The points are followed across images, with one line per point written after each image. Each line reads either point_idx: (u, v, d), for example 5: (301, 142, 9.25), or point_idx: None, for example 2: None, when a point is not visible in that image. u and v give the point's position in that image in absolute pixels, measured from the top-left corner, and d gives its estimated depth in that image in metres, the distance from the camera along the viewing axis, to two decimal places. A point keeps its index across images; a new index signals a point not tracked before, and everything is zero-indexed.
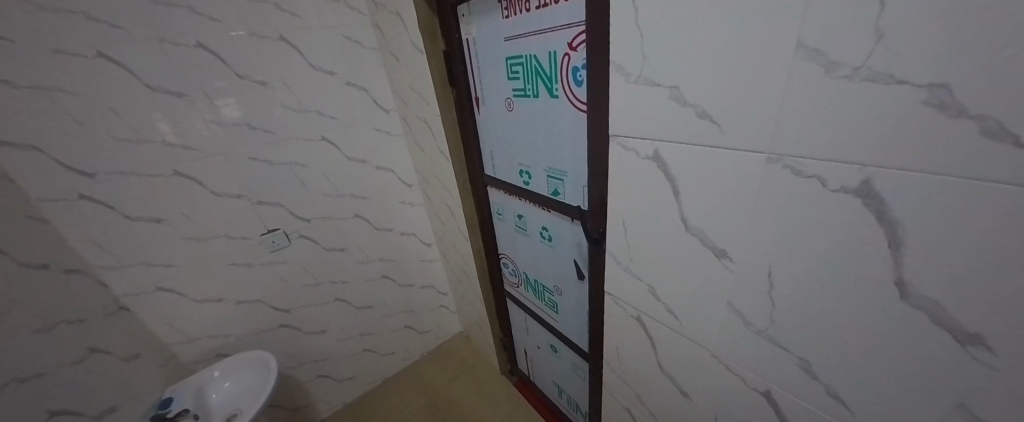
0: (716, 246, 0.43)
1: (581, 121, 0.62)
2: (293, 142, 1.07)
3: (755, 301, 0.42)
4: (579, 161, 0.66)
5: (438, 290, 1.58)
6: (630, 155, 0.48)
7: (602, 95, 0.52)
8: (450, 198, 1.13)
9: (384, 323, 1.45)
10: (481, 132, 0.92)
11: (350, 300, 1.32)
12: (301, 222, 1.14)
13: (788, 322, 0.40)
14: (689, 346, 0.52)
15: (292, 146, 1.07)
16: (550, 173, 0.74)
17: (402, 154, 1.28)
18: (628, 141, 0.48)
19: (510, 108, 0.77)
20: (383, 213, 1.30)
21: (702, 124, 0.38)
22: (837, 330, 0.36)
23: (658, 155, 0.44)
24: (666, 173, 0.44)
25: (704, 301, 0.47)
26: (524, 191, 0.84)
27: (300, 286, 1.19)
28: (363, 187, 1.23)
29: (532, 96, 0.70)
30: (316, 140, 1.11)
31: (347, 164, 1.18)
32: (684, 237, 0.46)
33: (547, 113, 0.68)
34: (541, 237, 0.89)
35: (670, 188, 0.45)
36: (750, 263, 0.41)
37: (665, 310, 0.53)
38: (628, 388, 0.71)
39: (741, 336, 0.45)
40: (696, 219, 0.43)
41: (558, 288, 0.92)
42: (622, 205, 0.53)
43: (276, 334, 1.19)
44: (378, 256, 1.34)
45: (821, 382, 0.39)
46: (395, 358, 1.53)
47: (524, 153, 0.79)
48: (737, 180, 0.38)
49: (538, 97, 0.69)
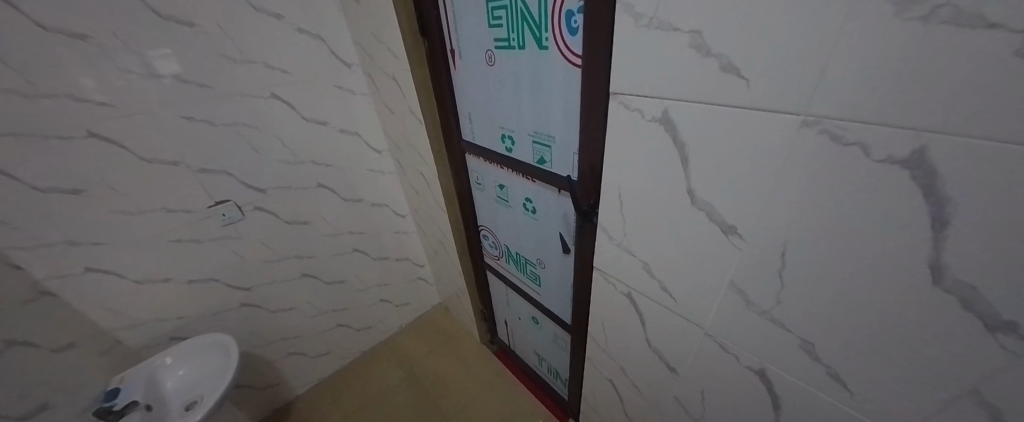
0: (723, 221, 0.38)
1: (574, 78, 0.54)
2: (237, 100, 0.91)
3: (761, 281, 0.38)
4: (570, 125, 0.58)
5: (415, 262, 1.51)
6: (633, 116, 0.41)
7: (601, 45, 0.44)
8: (425, 165, 1.04)
9: (359, 298, 1.38)
10: (458, 92, 0.81)
11: (320, 276, 1.23)
12: (256, 193, 1.01)
13: (796, 302, 0.37)
14: (682, 324, 0.50)
15: (237, 105, 0.92)
16: (535, 138, 0.66)
17: (369, 116, 1.15)
18: (633, 99, 0.41)
19: (491, 63, 0.67)
20: (351, 182, 1.18)
21: (725, 79, 0.32)
22: (847, 312, 0.33)
23: (668, 116, 0.38)
24: (675, 138, 0.38)
25: (703, 280, 0.44)
26: (506, 160, 0.77)
27: (260, 263, 1.08)
28: (325, 152, 1.10)
29: (517, 47, 0.60)
30: (266, 97, 0.95)
31: (306, 126, 1.04)
32: (689, 213, 0.41)
33: (535, 69, 0.59)
34: (524, 209, 0.82)
35: (677, 156, 0.39)
36: (762, 241, 0.36)
37: (659, 288, 0.49)
38: (613, 362, 0.70)
39: (741, 317, 0.42)
40: (705, 192, 0.38)
41: (541, 261, 0.88)
42: (620, 175, 0.47)
43: (238, 313, 1.10)
44: (348, 229, 1.24)
45: (824, 364, 0.37)
46: (372, 332, 1.49)
47: (507, 115, 0.70)
48: (762, 147, 0.33)
49: (524, 49, 0.59)
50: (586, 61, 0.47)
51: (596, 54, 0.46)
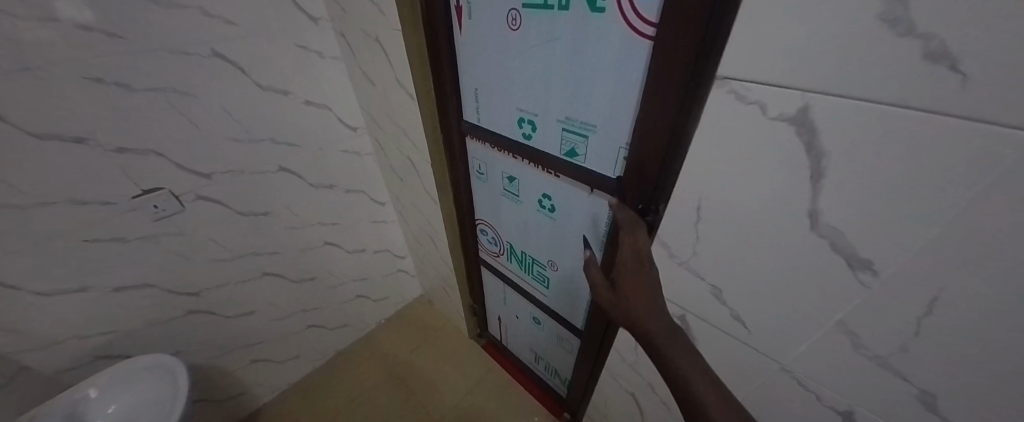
0: (852, 252, 0.30)
1: (636, 51, 0.40)
2: (166, 57, 0.67)
3: (884, 325, 0.32)
4: (619, 113, 0.46)
5: (396, 254, 1.36)
6: (745, 112, 0.30)
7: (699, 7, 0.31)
8: (415, 149, 0.88)
9: (332, 296, 1.23)
10: (463, 61, 0.66)
11: (284, 274, 1.06)
12: (199, 179, 0.79)
13: (929, 354, 0.30)
14: (751, 355, 0.43)
15: (165, 64, 0.67)
16: (566, 125, 0.54)
17: (341, 84, 0.94)
18: (749, 89, 0.29)
19: (514, 26, 0.52)
20: (321, 165, 0.99)
21: (925, 72, 0.22)
22: (998, 373, 0.27)
23: (806, 116, 0.27)
24: (810, 146, 0.28)
25: (798, 316, 0.36)
26: (522, 149, 0.64)
27: (208, 263, 0.89)
28: (288, 129, 0.89)
29: (554, 6, 0.46)
30: (205, 56, 0.71)
31: (262, 97, 0.82)
32: (804, 240, 0.32)
33: (577, 37, 0.45)
34: (539, 206, 0.71)
35: (806, 169, 0.29)
36: (906, 283, 0.29)
37: (731, 317, 0.42)
38: (640, 378, 0.64)
39: (840, 357, 0.36)
40: (838, 218, 0.30)
41: (553, 264, 0.78)
42: (705, 185, 0.37)
43: (185, 322, 0.92)
44: (319, 220, 1.06)
45: (939, 415, 0.32)
46: (348, 329, 1.36)
47: (529, 95, 0.57)
48: (959, 173, 0.23)
49: (566, 10, 0.45)
50: (668, 31, 0.35)
51: (688, 22, 0.32)
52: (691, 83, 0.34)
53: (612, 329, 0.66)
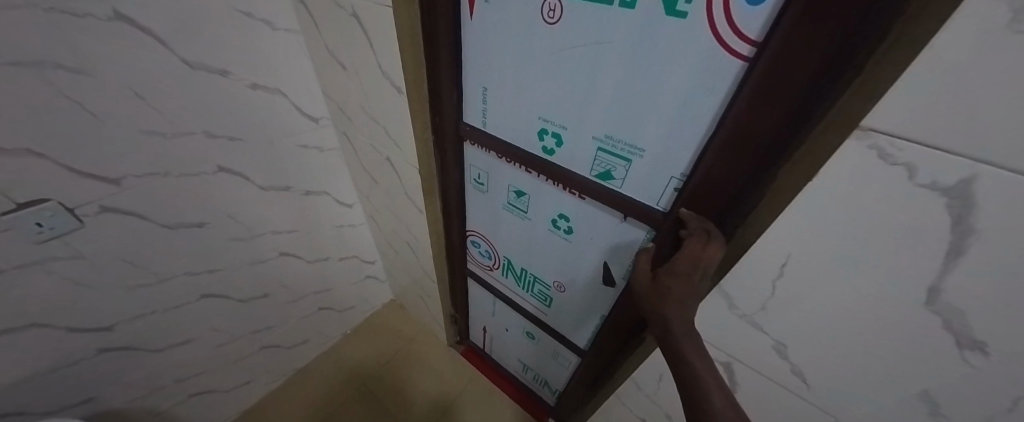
0: (965, 332, 0.27)
1: (717, 73, 0.33)
2: (47, 16, 0.46)
3: (972, 401, 0.30)
4: (678, 138, 0.40)
5: (363, 259, 1.21)
6: (881, 171, 0.25)
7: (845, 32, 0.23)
8: (398, 150, 0.75)
9: (289, 311, 1.07)
10: (471, 52, 0.54)
11: (227, 294, 0.88)
12: (110, 187, 0.60)
13: None
14: (799, 403, 0.42)
15: (45, 28, 0.46)
16: (605, 145, 0.46)
17: (299, 65, 0.75)
18: (895, 148, 0.24)
19: (551, 18, 0.41)
20: (274, 164, 0.81)
21: None
22: None
23: (967, 189, 0.23)
24: (958, 221, 0.24)
25: (872, 378, 0.34)
26: (540, 164, 0.55)
27: (123, 289, 0.70)
28: (233, 122, 0.70)
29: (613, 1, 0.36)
30: (107, 19, 0.50)
31: (191, 78, 0.61)
32: (910, 311, 0.29)
33: (639, 44, 0.37)
34: (552, 225, 0.64)
35: (943, 243, 0.25)
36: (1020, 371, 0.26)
37: (789, 370, 0.40)
38: (654, 405, 0.63)
39: (909, 419, 0.34)
40: (963, 299, 0.26)
41: (559, 284, 0.72)
42: (797, 239, 0.32)
43: (97, 363, 0.74)
44: (273, 229, 0.88)
45: None
46: (308, 345, 1.20)
47: (559, 104, 0.48)
48: None
49: (630, 8, 0.35)
50: (784, 55, 0.27)
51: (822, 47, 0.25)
52: (805, 123, 0.28)
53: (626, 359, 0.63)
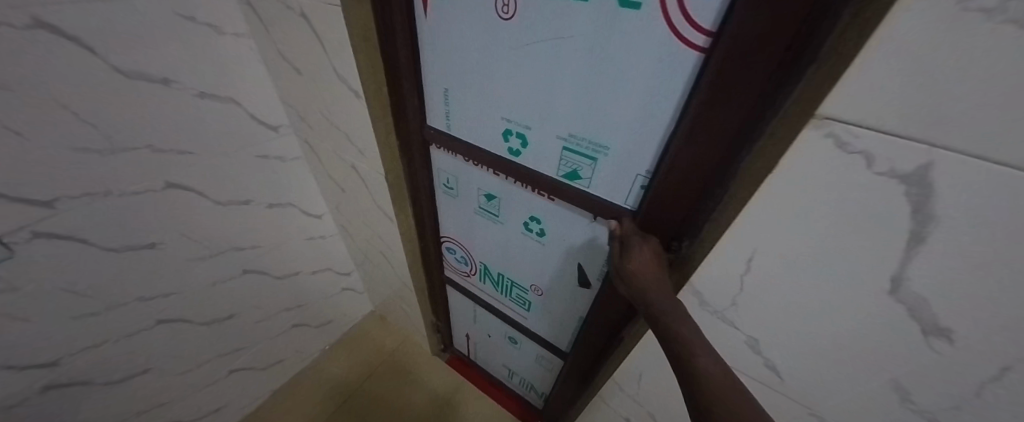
0: (931, 321, 0.27)
1: (676, 65, 0.32)
2: None
3: (940, 388, 0.30)
4: (642, 135, 0.38)
5: (338, 271, 1.16)
6: (841, 160, 0.24)
7: (798, 16, 0.22)
8: (363, 156, 0.71)
9: (260, 331, 1.01)
10: (429, 53, 0.51)
11: (188, 317, 0.82)
12: (43, 212, 0.54)
13: (983, 415, 0.29)
14: (775, 396, 0.41)
15: None
16: (570, 144, 0.45)
17: (253, 71, 0.71)
18: (852, 135, 0.23)
19: (505, 13, 0.39)
20: (232, 178, 0.76)
21: None
22: None
23: (926, 175, 0.22)
24: (919, 209, 0.23)
25: (843, 369, 0.34)
26: (507, 166, 0.53)
27: (67, 322, 0.64)
28: (183, 134, 0.65)
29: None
30: (28, 27, 0.45)
31: (130, 89, 0.56)
32: (877, 302, 0.28)
33: (596, 38, 0.35)
34: (525, 228, 0.62)
35: (904, 232, 0.25)
36: (985, 356, 0.26)
37: (763, 364, 0.40)
38: (638, 404, 0.62)
39: (881, 408, 0.34)
40: (928, 287, 0.26)
41: (537, 289, 0.70)
42: (764, 233, 0.31)
43: (42, 403, 0.68)
44: (236, 245, 0.83)
45: None
46: (284, 364, 1.15)
47: (521, 104, 0.46)
48: None
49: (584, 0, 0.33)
50: (739, 44, 0.26)
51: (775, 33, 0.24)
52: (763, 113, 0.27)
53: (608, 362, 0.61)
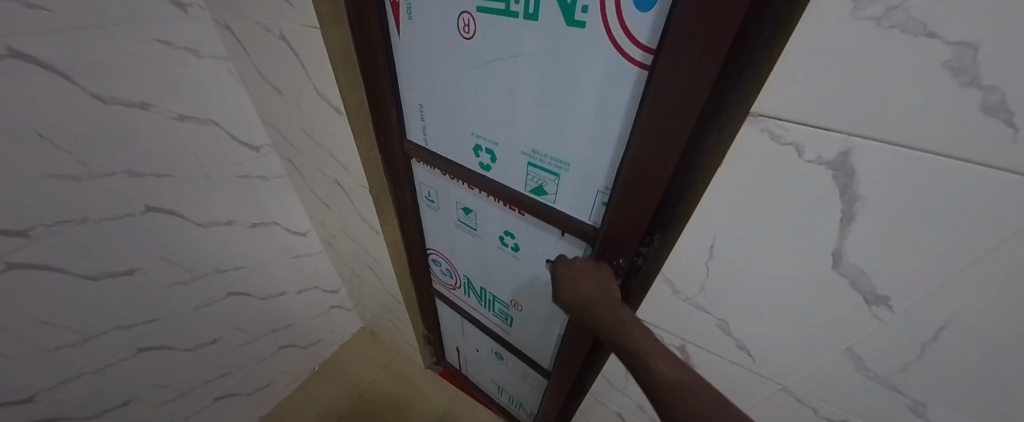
0: (871, 290, 0.30)
1: (620, 84, 0.35)
2: None
3: (889, 352, 0.33)
4: (597, 151, 0.41)
5: (325, 289, 1.15)
6: (777, 151, 0.27)
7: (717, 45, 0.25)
8: (346, 172, 0.72)
9: (246, 354, 0.99)
10: (404, 70, 0.53)
11: (170, 345, 0.80)
12: (15, 241, 0.53)
13: (928, 373, 0.32)
14: (751, 376, 0.44)
15: None
16: (534, 159, 0.47)
17: (232, 92, 0.72)
18: (783, 129, 0.26)
19: (468, 33, 0.42)
20: (214, 200, 0.76)
21: (980, 123, 0.20)
22: (979, 384, 0.30)
23: (847, 160, 0.25)
24: (846, 191, 0.26)
25: (806, 343, 0.37)
26: (479, 180, 0.55)
27: (41, 355, 0.62)
28: (163, 158, 0.65)
29: (518, 14, 0.37)
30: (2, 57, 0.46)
31: (108, 115, 0.57)
32: (825, 277, 0.31)
33: (550, 58, 0.38)
34: (500, 243, 0.64)
35: (838, 211, 0.28)
36: (920, 317, 0.29)
37: (736, 346, 0.42)
38: (629, 399, 0.64)
39: (843, 376, 0.37)
40: (864, 259, 0.29)
41: (518, 303, 0.72)
42: (722, 223, 0.34)
43: None
44: (219, 267, 0.82)
45: (926, 418, 0.35)
46: (272, 388, 1.12)
47: (489, 119, 0.48)
48: (992, 222, 0.23)
49: (535, 19, 0.36)
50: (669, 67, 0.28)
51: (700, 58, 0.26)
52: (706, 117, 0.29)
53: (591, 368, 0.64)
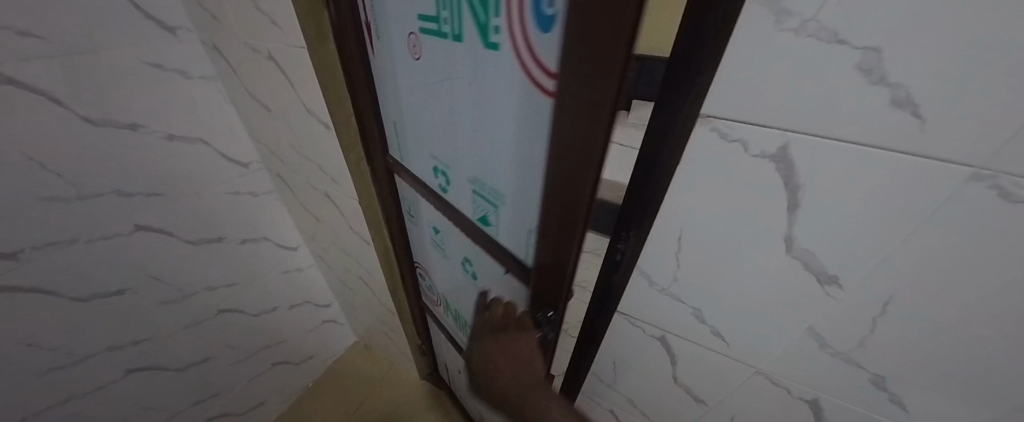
0: (823, 271, 0.33)
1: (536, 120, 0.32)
2: None
3: (846, 328, 0.35)
4: (523, 187, 0.40)
5: (317, 303, 1.15)
6: (726, 147, 0.30)
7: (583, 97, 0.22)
8: (336, 185, 0.74)
9: (239, 373, 0.98)
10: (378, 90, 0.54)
11: (160, 365, 0.79)
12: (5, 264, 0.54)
13: (882, 345, 0.35)
14: (728, 362, 0.46)
15: None
16: (477, 188, 0.48)
17: (222, 111, 0.73)
18: (729, 127, 0.29)
19: (416, 54, 0.42)
20: (205, 217, 0.76)
21: (889, 116, 0.23)
22: (926, 352, 0.33)
23: (786, 153, 0.28)
24: (789, 180, 0.30)
25: (773, 326, 0.39)
26: (438, 201, 0.57)
27: (27, 379, 0.62)
28: (153, 177, 0.66)
29: (447, 35, 0.36)
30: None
31: (98, 137, 0.58)
32: (781, 261, 0.34)
33: (477, 84, 0.37)
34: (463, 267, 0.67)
35: (785, 199, 0.31)
36: (866, 292, 0.32)
37: (712, 333, 0.44)
38: (619, 395, 0.65)
39: (810, 355, 0.39)
40: (812, 241, 0.32)
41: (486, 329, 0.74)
42: (686, 217, 0.37)
43: None
44: (210, 285, 0.82)
45: (889, 392, 0.38)
46: (265, 406, 1.11)
47: (443, 141, 0.48)
48: (912, 200, 0.26)
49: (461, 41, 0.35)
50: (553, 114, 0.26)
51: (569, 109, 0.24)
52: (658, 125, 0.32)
53: (573, 372, 0.66)
